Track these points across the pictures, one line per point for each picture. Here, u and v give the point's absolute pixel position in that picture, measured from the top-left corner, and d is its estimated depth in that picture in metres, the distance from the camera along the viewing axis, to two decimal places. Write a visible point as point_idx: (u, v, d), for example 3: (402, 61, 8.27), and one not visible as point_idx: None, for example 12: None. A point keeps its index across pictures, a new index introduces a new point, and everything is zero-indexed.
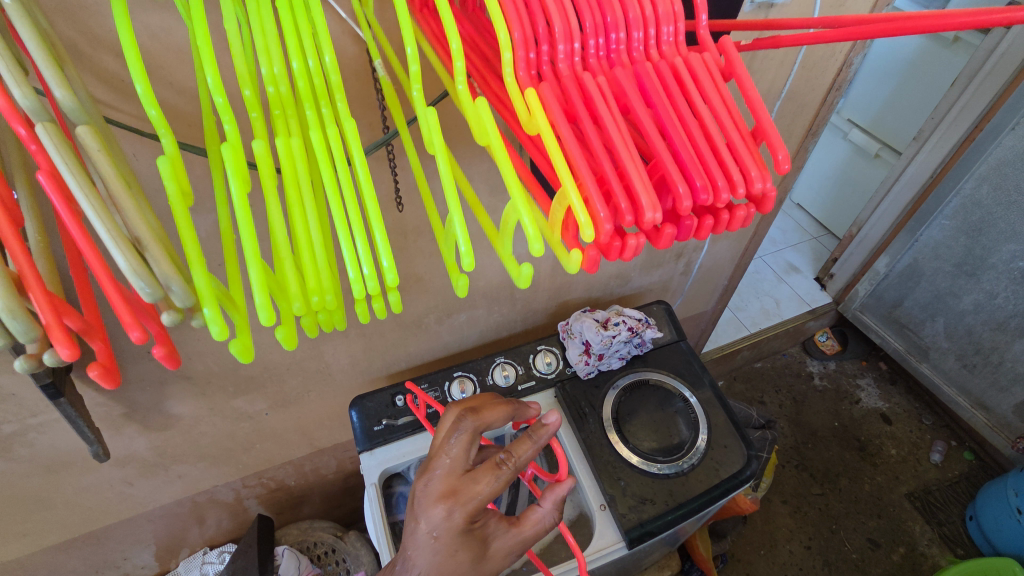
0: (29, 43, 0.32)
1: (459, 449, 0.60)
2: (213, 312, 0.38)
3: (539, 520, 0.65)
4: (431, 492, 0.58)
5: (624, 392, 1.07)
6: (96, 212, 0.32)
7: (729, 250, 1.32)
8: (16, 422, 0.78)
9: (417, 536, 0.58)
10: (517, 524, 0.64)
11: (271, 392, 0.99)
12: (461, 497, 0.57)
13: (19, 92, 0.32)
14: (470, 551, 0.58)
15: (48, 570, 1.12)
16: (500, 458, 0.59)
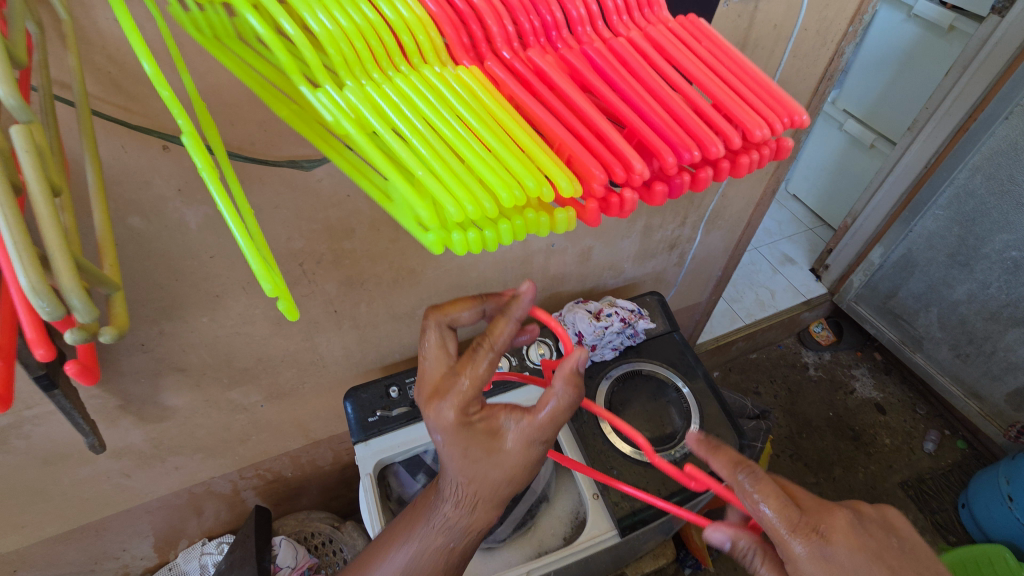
0: None
1: (434, 350, 0.64)
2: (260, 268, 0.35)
3: (552, 403, 0.60)
4: (422, 394, 0.62)
5: (617, 381, 1.08)
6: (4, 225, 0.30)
7: (722, 241, 1.32)
8: (12, 414, 0.79)
9: (433, 442, 0.62)
10: (531, 414, 0.61)
11: (265, 384, 1.00)
12: (441, 392, 0.60)
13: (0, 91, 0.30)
14: (478, 444, 0.60)
15: (47, 561, 1.13)
16: (475, 343, 0.59)
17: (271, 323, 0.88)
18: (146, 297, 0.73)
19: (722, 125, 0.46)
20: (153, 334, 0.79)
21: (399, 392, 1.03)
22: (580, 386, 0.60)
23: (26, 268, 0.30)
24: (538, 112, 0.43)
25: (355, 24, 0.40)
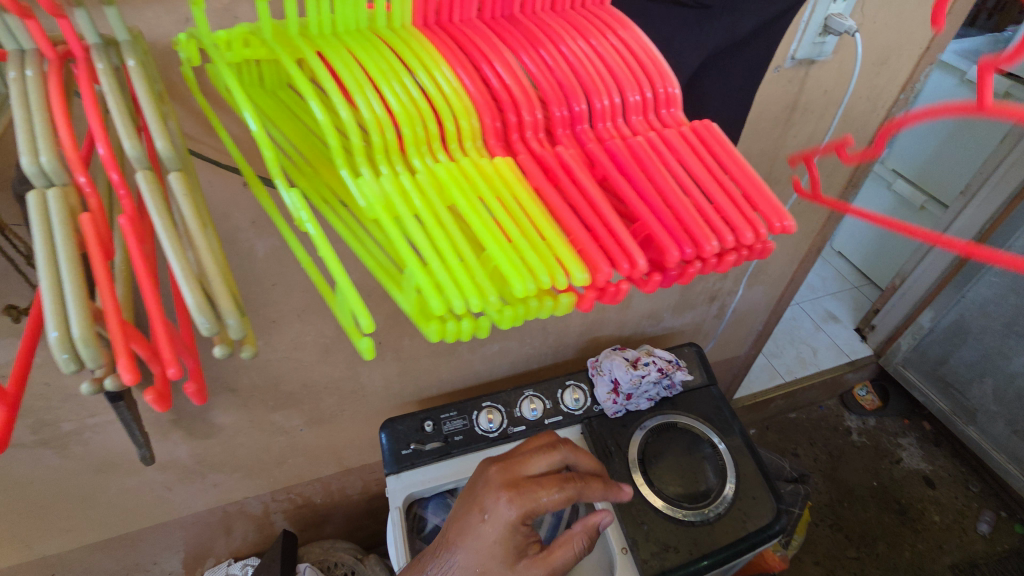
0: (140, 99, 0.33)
1: (534, 458, 0.81)
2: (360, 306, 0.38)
3: (568, 548, 0.77)
4: (494, 480, 0.77)
5: (650, 433, 1.06)
6: (172, 250, 0.31)
7: (763, 296, 1.31)
8: (76, 420, 0.84)
9: (477, 522, 0.74)
10: (546, 555, 0.74)
11: (307, 409, 1.03)
12: (519, 492, 0.75)
13: (126, 138, 0.31)
14: (502, 547, 0.72)
15: (84, 567, 1.16)
16: (565, 476, 0.78)
17: (319, 350, 0.92)
18: None
19: (742, 220, 0.44)
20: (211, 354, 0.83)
21: (433, 426, 1.04)
22: (591, 540, 0.80)
23: (190, 288, 0.32)
24: (550, 196, 0.42)
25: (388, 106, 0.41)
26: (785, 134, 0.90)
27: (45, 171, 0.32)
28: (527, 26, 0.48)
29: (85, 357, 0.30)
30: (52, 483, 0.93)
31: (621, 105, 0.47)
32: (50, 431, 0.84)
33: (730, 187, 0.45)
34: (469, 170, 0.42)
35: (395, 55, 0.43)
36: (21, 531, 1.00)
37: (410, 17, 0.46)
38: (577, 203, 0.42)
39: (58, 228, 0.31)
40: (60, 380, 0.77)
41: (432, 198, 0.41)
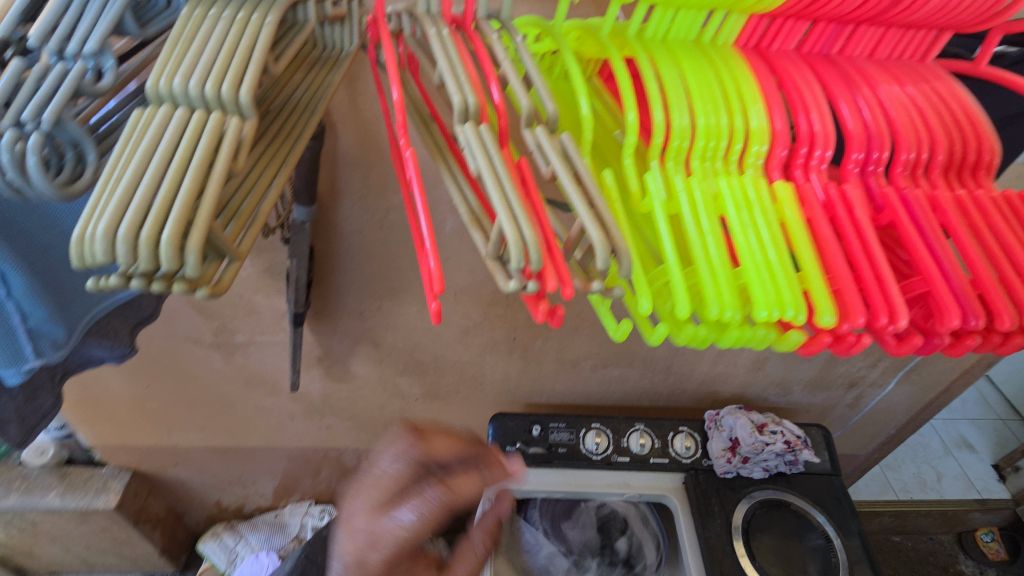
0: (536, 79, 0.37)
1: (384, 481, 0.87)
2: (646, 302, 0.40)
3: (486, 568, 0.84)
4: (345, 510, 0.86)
5: (758, 505, 1.00)
6: (573, 189, 0.33)
7: (908, 398, 1.20)
8: (249, 335, 0.95)
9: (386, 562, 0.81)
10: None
11: (428, 381, 1.08)
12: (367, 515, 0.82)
13: (523, 100, 0.35)
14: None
15: (200, 466, 1.30)
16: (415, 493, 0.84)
17: (460, 330, 0.98)
18: (387, 276, 0.85)
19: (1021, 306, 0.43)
20: (373, 308, 0.91)
21: (541, 431, 1.06)
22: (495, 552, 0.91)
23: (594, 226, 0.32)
24: (826, 236, 0.43)
25: (707, 117, 0.44)
26: None
27: (466, 110, 0.35)
28: (844, 66, 0.49)
29: (536, 258, 0.31)
30: (209, 383, 1.05)
31: (920, 163, 0.47)
32: (226, 338, 0.95)
33: None
34: (751, 192, 0.45)
35: (718, 73, 0.45)
36: (169, 417, 1.14)
37: (734, 38, 0.48)
38: (863, 247, 0.43)
39: (495, 152, 0.34)
40: (252, 296, 0.87)
41: (712, 211, 0.43)
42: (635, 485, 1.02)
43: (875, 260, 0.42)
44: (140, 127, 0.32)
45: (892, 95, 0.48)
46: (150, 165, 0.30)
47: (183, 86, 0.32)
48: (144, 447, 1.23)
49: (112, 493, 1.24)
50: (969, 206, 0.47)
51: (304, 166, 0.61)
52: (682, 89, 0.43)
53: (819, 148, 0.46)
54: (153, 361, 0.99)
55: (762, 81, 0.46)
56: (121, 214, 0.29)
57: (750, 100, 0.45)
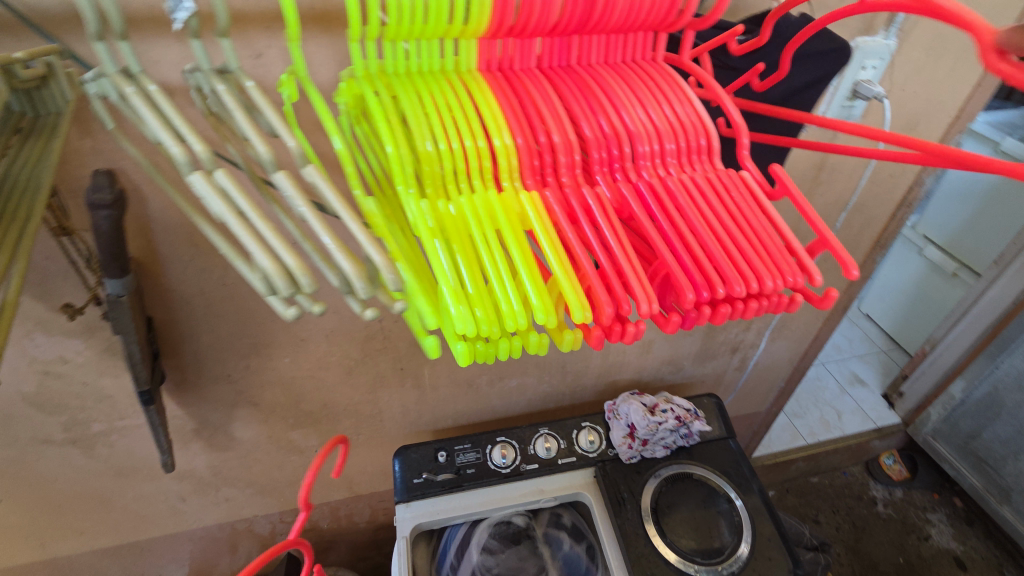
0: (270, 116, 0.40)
1: None
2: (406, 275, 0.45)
3: None
4: None
5: (665, 482, 1.04)
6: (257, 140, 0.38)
7: (787, 350, 1.29)
8: (106, 422, 0.87)
9: None
10: None
11: (325, 429, 1.04)
12: None
13: (261, 148, 0.37)
14: None
15: (91, 572, 1.18)
16: None
17: (343, 370, 0.95)
18: (247, 332, 0.82)
19: (755, 270, 0.52)
20: (241, 367, 0.88)
21: (447, 457, 1.04)
22: None
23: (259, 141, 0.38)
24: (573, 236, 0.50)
25: (464, 143, 0.50)
26: (811, 192, 0.91)
27: (194, 158, 0.35)
28: (580, 75, 0.57)
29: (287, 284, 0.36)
30: (75, 483, 0.95)
31: (655, 152, 0.55)
32: (79, 431, 0.87)
33: (749, 236, 0.53)
34: (496, 205, 0.50)
35: (467, 110, 0.51)
36: (36, 529, 1.02)
37: (476, 62, 0.54)
38: (601, 242, 0.50)
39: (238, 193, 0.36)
40: (97, 381, 0.80)
41: (476, 229, 0.48)
42: (549, 489, 1.04)
43: (618, 254, 0.50)
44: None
45: (633, 101, 0.55)
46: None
47: None
48: (18, 567, 1.10)
49: None
50: (695, 185, 0.55)
51: (104, 237, 0.57)
52: (410, 124, 0.49)
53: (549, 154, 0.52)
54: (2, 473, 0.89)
55: (514, 107, 0.52)
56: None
57: (484, 111, 0.51)
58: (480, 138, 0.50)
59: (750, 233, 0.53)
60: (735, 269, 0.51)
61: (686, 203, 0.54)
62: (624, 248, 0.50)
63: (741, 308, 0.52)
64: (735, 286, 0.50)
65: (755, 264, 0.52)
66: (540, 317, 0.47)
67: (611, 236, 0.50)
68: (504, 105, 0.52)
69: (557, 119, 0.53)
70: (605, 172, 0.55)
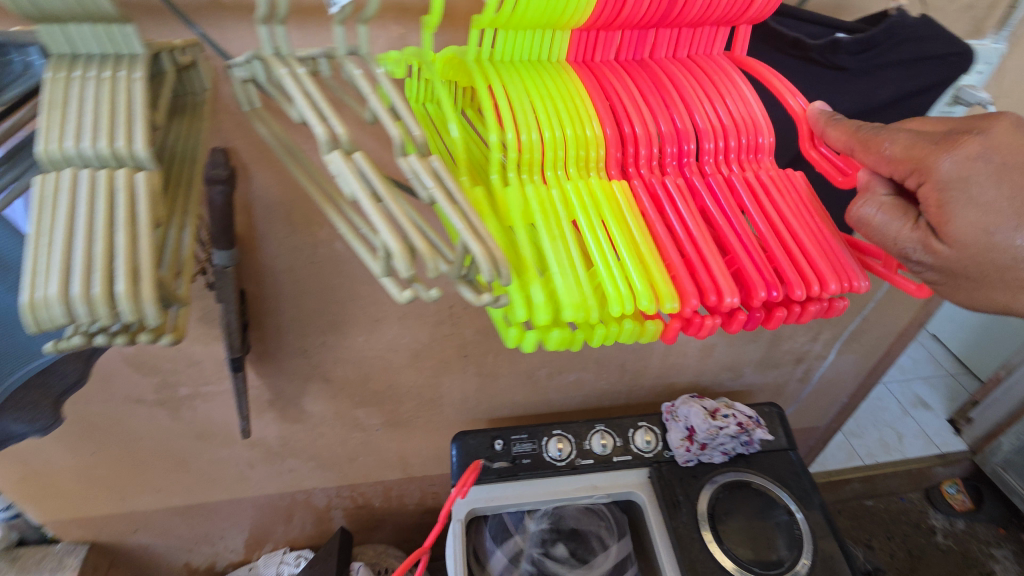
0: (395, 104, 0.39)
1: None
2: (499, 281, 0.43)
3: None
4: None
5: (722, 489, 1.03)
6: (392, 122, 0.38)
7: (854, 365, 1.25)
8: (192, 386, 0.93)
9: None
10: None
11: (387, 410, 1.08)
12: None
13: (394, 132, 0.38)
14: None
15: (162, 528, 1.25)
16: None
17: (411, 353, 0.98)
18: (328, 310, 0.86)
19: (819, 274, 0.51)
20: (318, 344, 0.92)
21: (503, 445, 1.05)
22: None
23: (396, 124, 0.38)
24: (656, 229, 0.50)
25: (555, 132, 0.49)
26: None
27: (335, 140, 0.37)
28: (654, 69, 0.57)
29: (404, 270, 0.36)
30: (158, 442, 1.02)
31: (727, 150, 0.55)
32: (169, 393, 0.93)
33: (811, 240, 0.53)
34: (574, 195, 0.50)
35: (557, 96, 0.51)
36: (120, 482, 1.09)
37: (565, 53, 0.55)
38: (676, 235, 0.50)
39: (375, 177, 0.37)
40: (190, 347, 0.85)
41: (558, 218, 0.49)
42: (603, 486, 1.04)
43: (694, 248, 0.50)
44: (49, 193, 0.33)
45: (711, 97, 0.55)
46: (100, 227, 0.33)
47: (76, 148, 0.34)
48: (100, 517, 1.18)
49: (69, 569, 1.18)
50: (761, 186, 0.56)
51: (218, 211, 0.61)
52: (505, 109, 0.48)
53: (629, 145, 0.53)
54: (97, 427, 0.96)
55: (601, 97, 0.52)
56: (69, 275, 0.32)
57: (571, 98, 0.51)
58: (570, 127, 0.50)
59: (818, 233, 0.53)
60: (800, 272, 0.51)
61: (747, 205, 0.55)
62: (703, 238, 0.50)
63: (794, 310, 0.53)
64: (801, 288, 0.50)
65: (821, 264, 0.51)
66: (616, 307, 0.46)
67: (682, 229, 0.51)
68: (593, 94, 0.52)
69: (643, 110, 0.53)
70: (676, 167, 0.55)
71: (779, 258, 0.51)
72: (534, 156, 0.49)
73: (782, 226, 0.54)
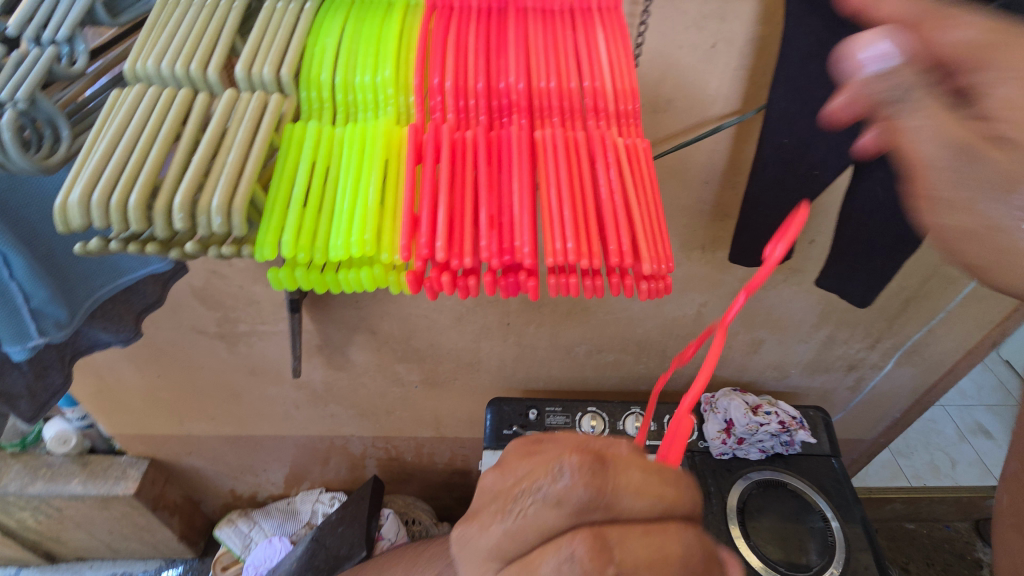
0: (274, 50, 0.44)
1: None
2: (273, 216, 0.41)
3: None
4: None
5: (756, 486, 1.00)
6: (244, 57, 0.44)
7: (911, 379, 1.19)
8: (250, 324, 0.99)
9: None
10: None
11: (427, 368, 1.11)
12: None
13: (213, 68, 0.42)
14: None
15: (213, 454, 1.35)
16: None
17: (455, 316, 1.00)
18: None
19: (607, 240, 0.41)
20: (369, 296, 0.95)
21: (537, 415, 1.07)
22: None
23: (268, 64, 0.44)
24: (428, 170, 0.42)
25: (348, 74, 0.46)
26: None
27: (252, 77, 0.44)
28: (507, 16, 0.50)
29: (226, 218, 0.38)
30: (216, 372, 1.09)
31: (563, 104, 0.46)
32: (229, 327, 0.99)
33: (626, 204, 0.42)
34: (363, 135, 0.45)
35: (379, 41, 0.47)
36: (179, 406, 1.18)
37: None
38: (458, 185, 0.42)
39: (246, 121, 0.41)
40: (251, 287, 0.90)
41: (321, 155, 0.44)
42: None
43: (462, 199, 0.42)
44: (146, 114, 0.41)
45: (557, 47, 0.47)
46: (152, 142, 0.40)
47: (156, 67, 0.42)
48: (160, 436, 1.28)
49: (131, 480, 1.30)
50: (592, 142, 0.45)
51: None
52: (317, 53, 0.46)
53: (440, 87, 0.45)
54: (163, 351, 1.04)
55: (425, 37, 0.47)
56: (147, 186, 0.38)
57: (382, 43, 0.47)
58: (373, 72, 0.46)
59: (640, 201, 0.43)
60: (585, 237, 0.41)
61: (565, 160, 0.44)
62: (476, 187, 0.42)
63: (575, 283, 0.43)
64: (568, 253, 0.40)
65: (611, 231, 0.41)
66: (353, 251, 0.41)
67: (464, 178, 0.43)
68: (427, 39, 0.47)
69: (463, 58, 0.46)
70: (494, 118, 0.47)
71: (563, 221, 0.41)
72: (333, 97, 0.46)
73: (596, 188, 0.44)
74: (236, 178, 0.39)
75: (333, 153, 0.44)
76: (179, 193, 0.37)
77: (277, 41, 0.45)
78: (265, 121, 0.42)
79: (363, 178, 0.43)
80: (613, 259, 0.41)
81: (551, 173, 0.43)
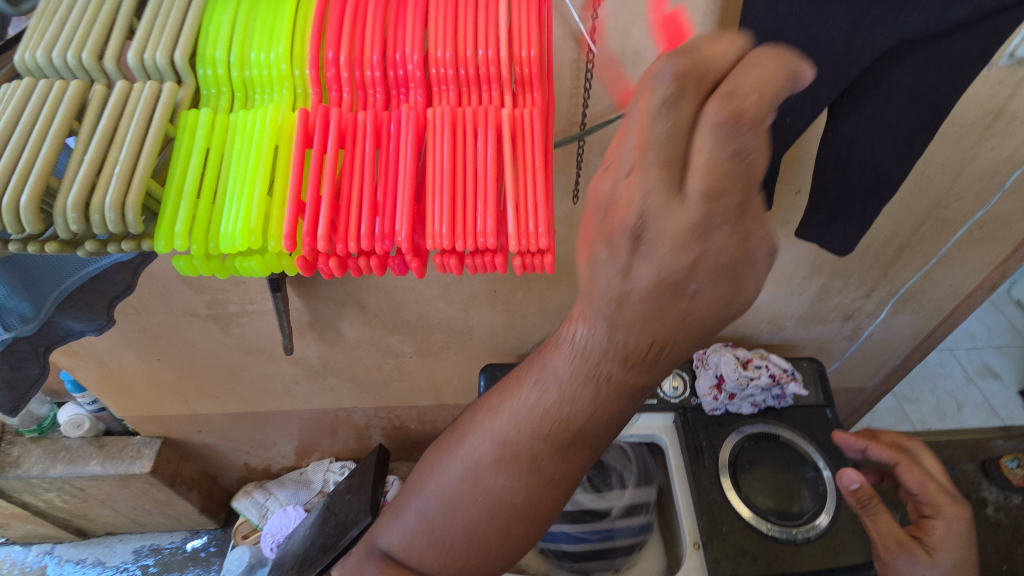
0: (163, 32, 0.44)
1: None
2: (170, 206, 0.42)
3: None
4: None
5: (748, 439, 1.01)
6: (135, 42, 0.44)
7: (910, 326, 1.17)
8: (239, 304, 0.99)
9: None
10: None
11: (419, 338, 1.11)
12: None
13: (109, 61, 0.43)
14: None
15: (223, 430, 1.39)
16: None
17: (442, 286, 0.99)
18: None
19: (494, 222, 0.43)
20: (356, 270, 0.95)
21: None
22: None
23: (159, 46, 0.44)
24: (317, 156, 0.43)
25: (241, 53, 0.45)
26: (978, 145, 0.78)
27: (144, 65, 0.44)
28: None
29: (128, 216, 0.39)
30: (214, 353, 1.11)
31: (459, 74, 0.46)
32: (219, 309, 1.00)
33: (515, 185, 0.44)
34: (255, 116, 0.45)
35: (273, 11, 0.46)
36: (183, 387, 1.21)
37: None
38: (355, 169, 0.44)
39: (139, 111, 0.42)
40: None
41: (215, 139, 0.44)
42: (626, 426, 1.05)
43: (355, 182, 0.43)
44: (37, 107, 0.41)
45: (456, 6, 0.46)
46: (42, 138, 0.40)
47: (47, 58, 0.43)
48: (169, 417, 1.32)
49: (146, 459, 1.35)
50: (486, 115, 0.45)
51: None
52: (208, 29, 0.46)
53: (336, 63, 0.45)
54: (158, 335, 1.05)
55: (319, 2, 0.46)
56: (33, 183, 0.39)
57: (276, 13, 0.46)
58: (265, 46, 0.45)
59: (519, 177, 0.44)
60: (471, 221, 0.43)
61: (455, 139, 0.45)
62: (366, 171, 0.44)
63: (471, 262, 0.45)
64: (453, 236, 0.43)
65: (493, 213, 0.43)
66: (244, 243, 0.42)
67: (356, 163, 0.44)
68: (324, 5, 0.46)
69: (359, 28, 0.45)
70: (392, 93, 0.47)
71: (447, 207, 0.43)
72: (228, 74, 0.46)
73: (485, 167, 0.45)
74: (120, 178, 0.40)
75: (226, 136, 0.45)
76: (72, 192, 0.39)
77: (168, 23, 0.45)
78: (157, 110, 0.43)
79: (252, 163, 0.44)
80: (486, 240, 0.43)
81: (441, 154, 0.44)
